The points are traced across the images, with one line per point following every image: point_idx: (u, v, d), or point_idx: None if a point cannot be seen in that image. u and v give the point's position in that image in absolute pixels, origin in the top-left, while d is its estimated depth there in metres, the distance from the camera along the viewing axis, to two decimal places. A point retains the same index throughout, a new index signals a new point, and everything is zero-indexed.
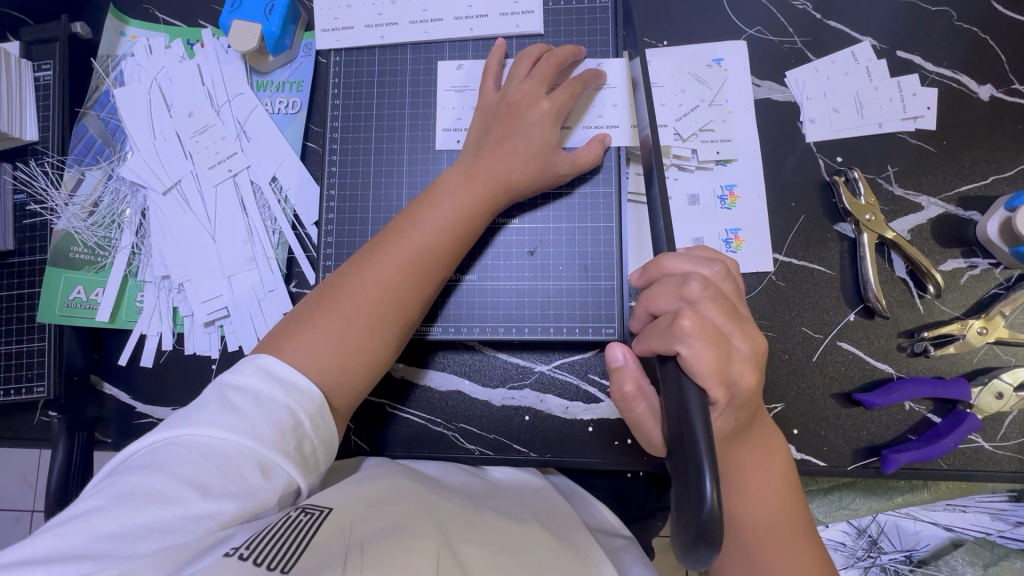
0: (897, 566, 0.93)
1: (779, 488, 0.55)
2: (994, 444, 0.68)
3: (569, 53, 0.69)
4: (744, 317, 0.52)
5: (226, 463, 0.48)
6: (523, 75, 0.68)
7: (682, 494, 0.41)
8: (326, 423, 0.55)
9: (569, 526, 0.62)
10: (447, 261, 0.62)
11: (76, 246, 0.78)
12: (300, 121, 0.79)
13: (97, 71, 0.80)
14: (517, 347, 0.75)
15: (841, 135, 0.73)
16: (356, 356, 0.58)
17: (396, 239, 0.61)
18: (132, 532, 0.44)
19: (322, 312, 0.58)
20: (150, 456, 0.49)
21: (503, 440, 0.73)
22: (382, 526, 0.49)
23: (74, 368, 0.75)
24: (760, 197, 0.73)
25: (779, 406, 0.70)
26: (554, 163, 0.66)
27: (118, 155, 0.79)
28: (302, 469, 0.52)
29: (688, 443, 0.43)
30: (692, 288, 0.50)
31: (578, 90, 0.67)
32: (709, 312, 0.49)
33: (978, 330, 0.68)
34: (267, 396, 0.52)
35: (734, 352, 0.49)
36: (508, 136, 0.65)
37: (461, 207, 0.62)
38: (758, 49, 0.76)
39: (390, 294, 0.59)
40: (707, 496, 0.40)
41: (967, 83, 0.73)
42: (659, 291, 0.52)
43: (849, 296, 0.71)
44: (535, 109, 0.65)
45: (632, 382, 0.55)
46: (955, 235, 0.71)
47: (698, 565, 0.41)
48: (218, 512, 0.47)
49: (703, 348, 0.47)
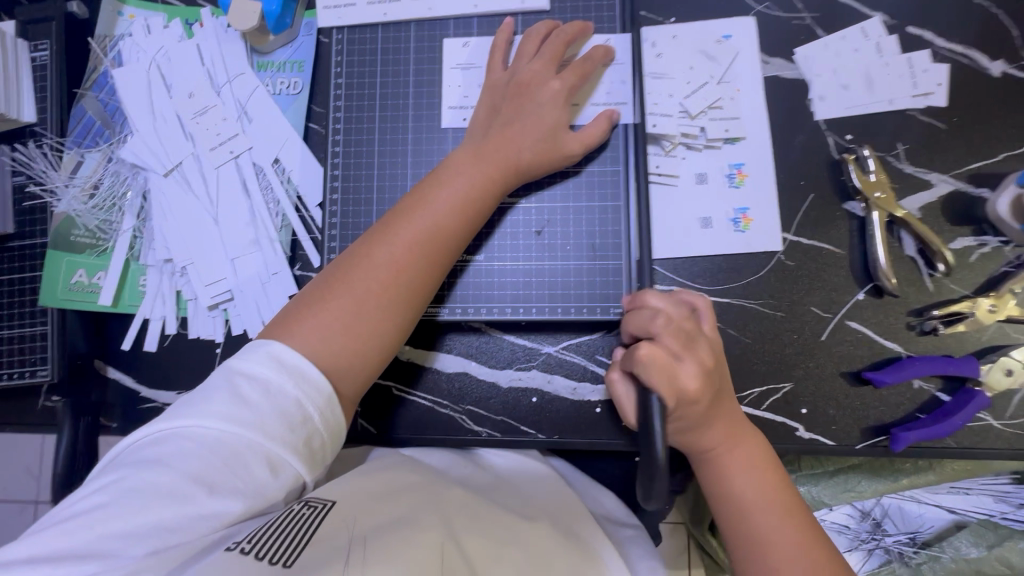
0: (902, 548, 0.93)
1: (758, 464, 0.57)
2: (1003, 422, 0.68)
3: (577, 32, 0.68)
4: (701, 346, 0.57)
5: (234, 459, 0.48)
6: (531, 54, 0.67)
7: (640, 467, 0.49)
8: (336, 415, 0.54)
9: (570, 518, 0.63)
10: (458, 243, 0.62)
11: (77, 229, 0.77)
12: (302, 101, 0.77)
13: (95, 51, 0.79)
14: (524, 329, 0.74)
15: (850, 112, 0.72)
16: (369, 339, 0.57)
17: (406, 218, 0.60)
18: (138, 530, 0.45)
19: (332, 292, 0.57)
20: (157, 449, 0.48)
21: (510, 422, 0.73)
22: (384, 519, 0.50)
23: (78, 352, 0.74)
24: (770, 176, 0.72)
25: (788, 385, 0.69)
26: (565, 144, 0.65)
27: (118, 137, 0.78)
28: (309, 464, 0.51)
29: (644, 421, 0.51)
30: (657, 322, 0.58)
31: (586, 71, 0.67)
32: (666, 341, 0.57)
33: (989, 308, 0.67)
34: (276, 388, 0.51)
35: (681, 369, 0.55)
36: (516, 116, 0.65)
37: (471, 187, 0.62)
38: (767, 25, 0.75)
39: (401, 275, 0.58)
40: (653, 459, 0.48)
41: (979, 59, 0.72)
42: (632, 320, 0.61)
43: (858, 275, 0.70)
44: (546, 89, 0.65)
45: (619, 369, 0.65)
46: (965, 213, 0.70)
47: (649, 504, 0.50)
48: (224, 509, 0.47)
49: (651, 366, 0.54)
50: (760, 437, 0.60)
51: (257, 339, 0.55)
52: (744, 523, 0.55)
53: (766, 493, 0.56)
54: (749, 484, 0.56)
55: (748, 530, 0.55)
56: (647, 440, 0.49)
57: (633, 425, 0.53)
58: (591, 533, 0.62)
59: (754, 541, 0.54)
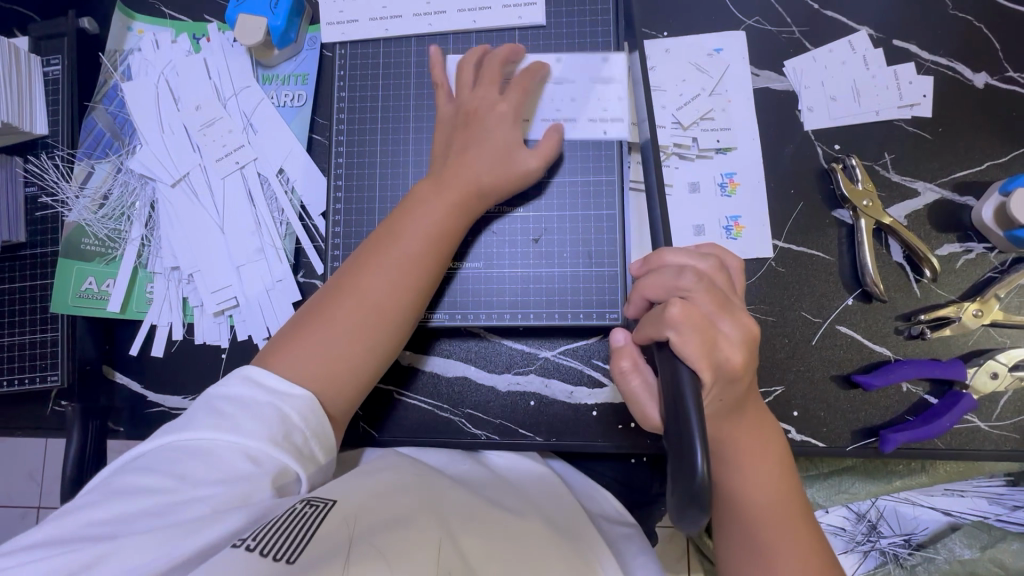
0: (897, 550, 0.94)
1: (776, 465, 0.57)
2: (990, 424, 0.70)
3: (508, 53, 0.71)
4: (738, 308, 0.53)
5: (216, 456, 0.50)
6: (471, 83, 0.70)
7: (676, 465, 0.42)
8: (318, 417, 0.56)
9: (565, 519, 0.65)
10: (435, 265, 0.64)
11: (87, 238, 0.79)
12: (306, 113, 0.80)
13: (105, 65, 0.81)
14: (522, 335, 0.76)
15: (838, 122, 0.75)
16: (346, 364, 0.59)
17: (379, 249, 0.62)
18: (130, 521, 0.46)
19: (310, 323, 0.59)
20: (146, 456, 0.51)
21: (509, 425, 0.75)
22: (385, 518, 0.51)
23: (86, 358, 0.76)
24: (760, 185, 0.74)
25: (779, 388, 0.71)
26: (519, 162, 0.67)
27: (127, 149, 0.80)
28: (296, 459, 0.53)
29: (682, 420, 0.44)
30: (685, 280, 0.52)
31: (527, 86, 0.70)
32: (700, 301, 0.51)
33: (974, 313, 0.69)
34: (249, 396, 0.54)
35: (723, 337, 0.50)
36: (471, 141, 0.67)
37: (439, 216, 0.64)
38: (756, 39, 0.77)
39: (375, 303, 0.60)
40: (699, 466, 0.41)
41: (962, 71, 0.74)
42: (650, 283, 0.55)
43: (848, 281, 0.72)
44: (493, 113, 0.68)
45: (630, 357, 0.57)
46: (951, 220, 0.72)
47: (690, 529, 0.43)
48: (221, 502, 0.48)
49: (691, 334, 0.48)
50: (781, 439, 0.59)
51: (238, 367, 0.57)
52: (751, 521, 0.54)
53: (777, 494, 0.55)
54: (765, 483, 0.55)
55: (752, 527, 0.54)
56: (689, 436, 0.42)
57: (664, 415, 0.46)
58: (587, 532, 0.63)
59: (756, 540, 0.54)
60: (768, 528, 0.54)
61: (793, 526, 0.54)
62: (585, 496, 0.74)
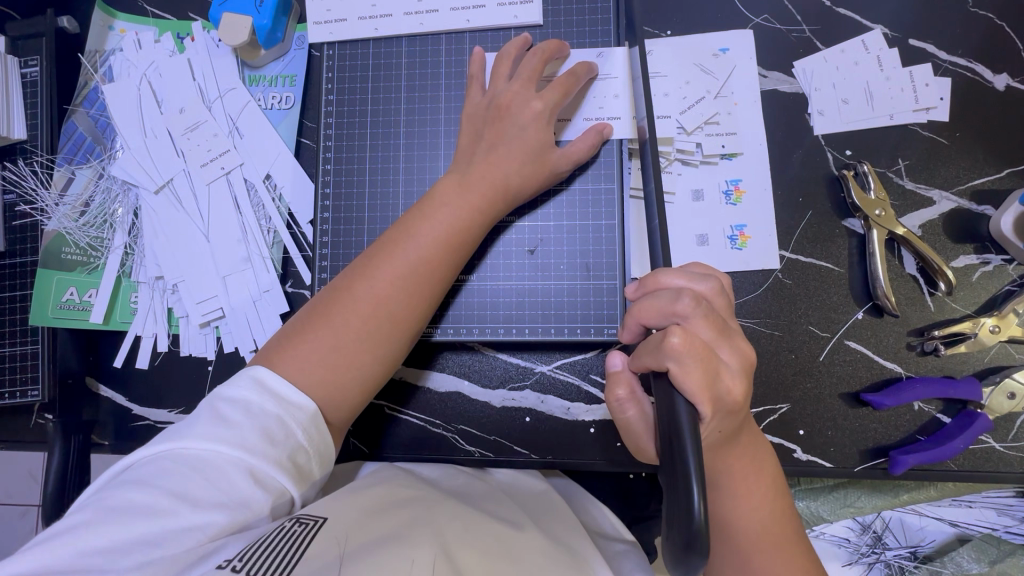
0: (903, 562, 0.91)
1: (770, 494, 0.54)
2: (1005, 444, 0.67)
3: (553, 49, 0.66)
4: (735, 333, 0.51)
5: (216, 474, 0.47)
6: (507, 76, 0.66)
7: (672, 504, 0.40)
8: (321, 434, 0.54)
9: (566, 532, 0.61)
10: (444, 275, 0.61)
11: (68, 247, 0.76)
12: (294, 117, 0.77)
13: (85, 66, 0.78)
14: (517, 348, 0.73)
15: (850, 127, 0.71)
16: (347, 373, 0.56)
17: (389, 253, 0.59)
18: (121, 546, 0.44)
19: (313, 327, 0.57)
20: (140, 470, 0.48)
21: (504, 441, 0.72)
22: (377, 535, 0.48)
23: (69, 371, 0.74)
24: (767, 193, 0.71)
25: (785, 406, 0.68)
26: (552, 161, 0.65)
27: (109, 153, 0.77)
28: (294, 479, 0.51)
29: (677, 458, 0.41)
30: (682, 305, 0.48)
31: (571, 86, 0.65)
32: (699, 328, 0.48)
33: (991, 329, 0.66)
34: (257, 406, 0.51)
35: (724, 367, 0.48)
36: (500, 140, 0.63)
37: (455, 219, 0.61)
38: (764, 38, 0.73)
39: (383, 309, 0.58)
40: (696, 508, 0.39)
41: (982, 73, 0.70)
42: (646, 307, 0.50)
43: (858, 294, 0.69)
44: (528, 109, 0.63)
45: (626, 386, 0.54)
46: (967, 230, 0.69)
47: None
48: (209, 523, 0.46)
49: (693, 366, 0.45)
50: (776, 466, 0.56)
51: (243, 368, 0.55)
52: (745, 551, 0.52)
53: (772, 524, 0.53)
54: (759, 514, 0.53)
55: (748, 557, 0.52)
56: (687, 474, 0.40)
57: (660, 448, 0.44)
58: (585, 544, 0.60)
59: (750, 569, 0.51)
60: (761, 559, 0.51)
61: (789, 558, 0.52)
62: (583, 515, 0.72)
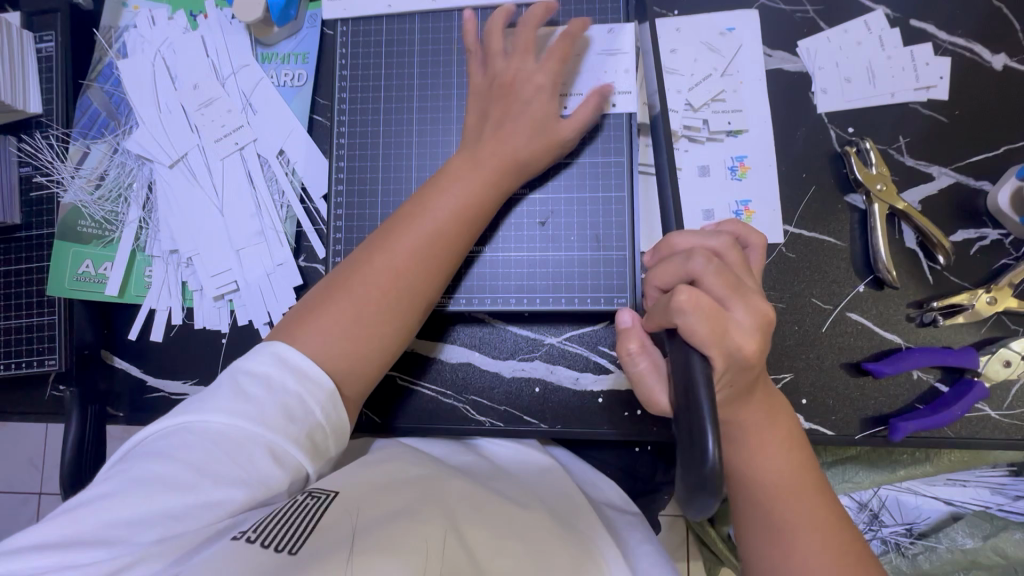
0: (899, 539, 0.94)
1: (786, 445, 0.56)
2: (1001, 413, 0.69)
3: (545, 13, 0.67)
4: (750, 290, 0.50)
5: (235, 449, 0.48)
6: (502, 50, 0.67)
7: (686, 452, 0.42)
8: (338, 412, 0.55)
9: (569, 510, 0.64)
10: (458, 251, 0.62)
11: (83, 220, 0.77)
12: (307, 93, 0.78)
13: (100, 42, 0.79)
14: (527, 320, 0.75)
15: (852, 105, 0.73)
16: (367, 346, 0.58)
17: (404, 227, 0.60)
18: (142, 518, 0.45)
19: (333, 300, 0.58)
20: (161, 442, 0.49)
21: (514, 412, 0.74)
22: (388, 509, 0.50)
23: (85, 342, 0.74)
24: (771, 169, 0.73)
25: (788, 376, 0.70)
26: (560, 133, 0.66)
27: (123, 128, 0.78)
28: (310, 455, 0.52)
29: (693, 406, 0.43)
30: (695, 263, 0.50)
31: (570, 51, 0.67)
32: (711, 285, 0.49)
33: (988, 300, 0.68)
34: (277, 384, 0.52)
35: (736, 324, 0.48)
36: (506, 116, 0.65)
37: (468, 194, 0.62)
38: (770, 18, 0.75)
39: (400, 283, 0.59)
40: (710, 452, 0.40)
41: (981, 52, 0.72)
42: (662, 269, 0.53)
43: (859, 267, 0.71)
44: (530, 84, 0.65)
45: (636, 340, 0.56)
46: (965, 206, 0.71)
47: (697, 515, 0.42)
48: (226, 500, 0.47)
49: (701, 320, 0.46)
50: (794, 421, 0.58)
51: (264, 340, 0.56)
52: (763, 501, 0.54)
53: (789, 470, 0.54)
54: (776, 464, 0.54)
55: (769, 506, 0.53)
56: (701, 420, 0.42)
57: (676, 402, 0.45)
58: (588, 523, 0.62)
59: (771, 517, 0.53)
60: (782, 507, 0.53)
61: (811, 505, 0.53)
62: (590, 485, 0.74)
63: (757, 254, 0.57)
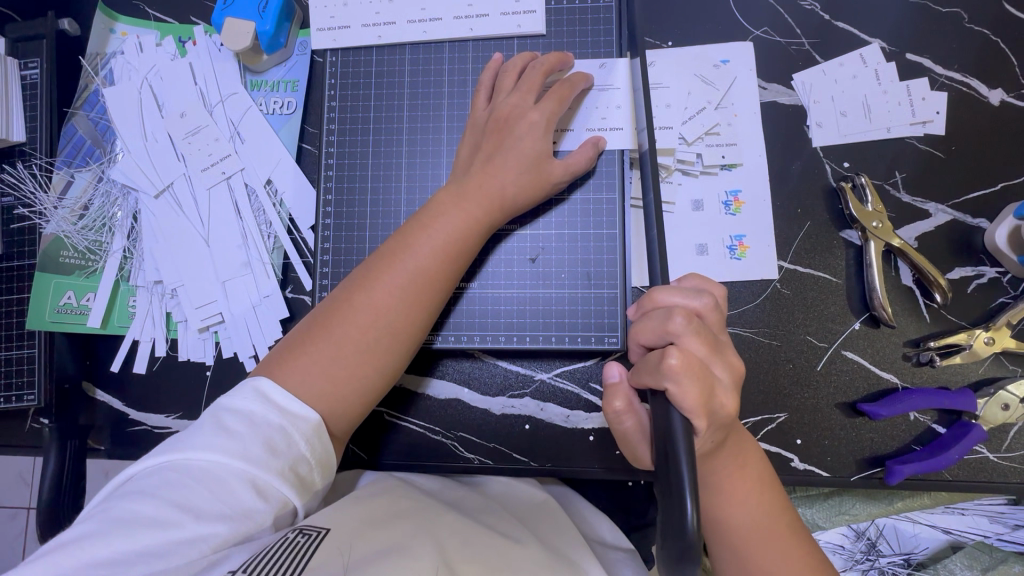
0: (896, 570, 0.90)
1: (757, 488, 0.54)
2: (999, 455, 0.67)
3: (557, 61, 0.66)
4: (725, 347, 0.51)
5: (219, 484, 0.47)
6: (510, 87, 0.66)
7: (666, 514, 0.41)
8: (324, 444, 0.54)
9: (564, 543, 0.61)
10: (444, 286, 0.61)
11: (66, 251, 0.76)
12: (295, 122, 0.77)
13: (85, 69, 0.78)
14: (517, 355, 0.74)
15: (848, 140, 0.72)
16: (349, 384, 0.56)
17: (388, 263, 0.59)
18: (126, 557, 0.43)
19: (315, 338, 0.57)
20: (145, 481, 0.48)
21: (503, 449, 0.72)
22: (382, 545, 0.48)
23: (65, 375, 0.73)
24: (766, 204, 0.72)
25: (782, 416, 0.69)
26: (549, 172, 0.64)
27: (108, 157, 0.77)
28: (297, 490, 0.51)
29: (673, 468, 0.42)
30: (674, 323, 0.48)
31: (567, 95, 0.65)
32: (692, 345, 0.48)
33: (985, 340, 0.67)
34: (260, 418, 0.51)
35: (717, 384, 0.48)
36: (498, 151, 0.63)
37: (454, 229, 0.61)
38: (765, 51, 0.74)
39: (383, 319, 0.58)
40: (689, 517, 0.40)
41: (977, 88, 0.72)
42: (642, 328, 0.51)
43: (855, 305, 0.70)
44: (525, 121, 0.64)
45: (624, 399, 0.54)
46: (963, 243, 0.70)
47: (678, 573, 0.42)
48: (212, 534, 0.46)
49: (689, 383, 0.45)
50: (761, 458, 0.56)
51: (247, 377, 0.55)
52: (738, 547, 0.52)
53: (761, 514, 0.53)
54: (746, 510, 0.53)
55: (741, 554, 0.52)
56: (681, 482, 0.41)
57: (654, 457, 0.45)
58: (582, 554, 0.60)
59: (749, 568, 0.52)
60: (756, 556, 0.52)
61: (784, 549, 0.52)
62: (581, 523, 0.72)
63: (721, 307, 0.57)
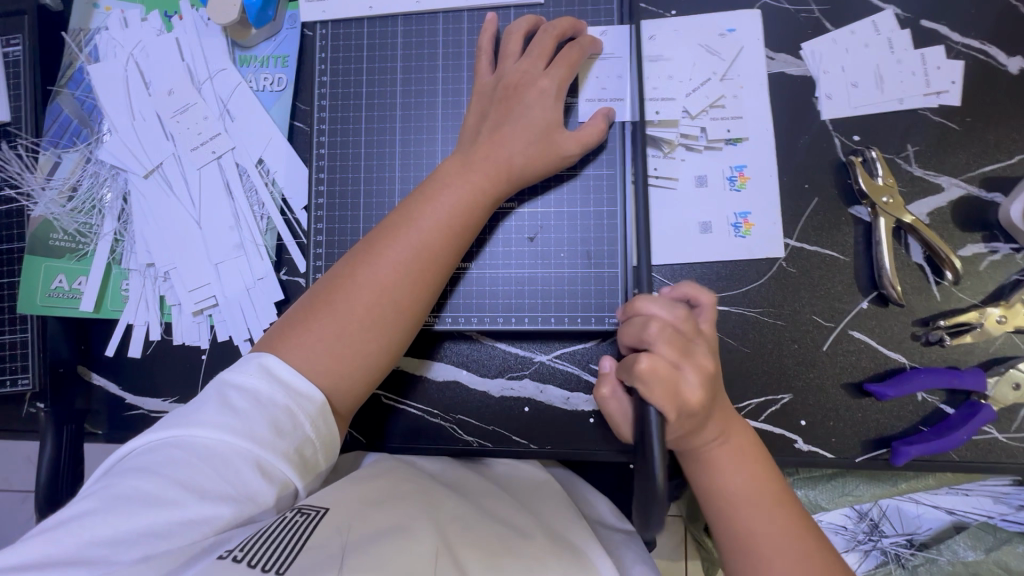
0: (899, 550, 0.89)
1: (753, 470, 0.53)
2: (1008, 435, 0.66)
3: (570, 26, 0.64)
4: (700, 351, 0.50)
5: (223, 464, 0.46)
6: (516, 54, 0.64)
7: (640, 481, 0.45)
8: (329, 425, 0.53)
9: (564, 527, 0.60)
10: (448, 262, 0.59)
11: (55, 234, 0.75)
12: (287, 99, 0.74)
13: (69, 46, 0.75)
14: (516, 337, 0.72)
15: (858, 112, 0.69)
16: (353, 361, 0.55)
17: (391, 236, 0.58)
18: (129, 537, 0.43)
19: (317, 314, 0.55)
20: (147, 457, 0.47)
21: (502, 432, 0.71)
22: (377, 526, 0.47)
23: (60, 359, 0.72)
24: (772, 180, 0.69)
25: (787, 397, 0.67)
26: (559, 144, 0.62)
27: (96, 137, 0.75)
28: (300, 470, 0.50)
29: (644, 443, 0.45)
30: (650, 330, 0.49)
31: (576, 60, 0.63)
32: (661, 350, 0.48)
33: (997, 319, 0.65)
34: (266, 397, 0.50)
35: (685, 386, 0.47)
36: (506, 119, 0.61)
37: (459, 201, 0.59)
38: (773, 19, 0.71)
39: (386, 296, 0.56)
40: (656, 476, 0.43)
41: (996, 55, 0.68)
42: (623, 332, 0.52)
43: (863, 284, 0.68)
44: (535, 88, 0.62)
45: (609, 384, 0.56)
46: (977, 218, 0.68)
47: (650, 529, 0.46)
48: (215, 516, 0.45)
49: (657, 386, 0.46)
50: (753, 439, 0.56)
51: (249, 354, 0.53)
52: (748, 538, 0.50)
53: (754, 485, 0.52)
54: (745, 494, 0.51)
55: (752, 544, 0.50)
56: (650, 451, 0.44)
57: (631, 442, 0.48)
58: (586, 540, 0.58)
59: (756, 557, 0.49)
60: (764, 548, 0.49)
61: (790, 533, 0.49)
62: (582, 505, 0.72)
63: (707, 315, 0.56)
